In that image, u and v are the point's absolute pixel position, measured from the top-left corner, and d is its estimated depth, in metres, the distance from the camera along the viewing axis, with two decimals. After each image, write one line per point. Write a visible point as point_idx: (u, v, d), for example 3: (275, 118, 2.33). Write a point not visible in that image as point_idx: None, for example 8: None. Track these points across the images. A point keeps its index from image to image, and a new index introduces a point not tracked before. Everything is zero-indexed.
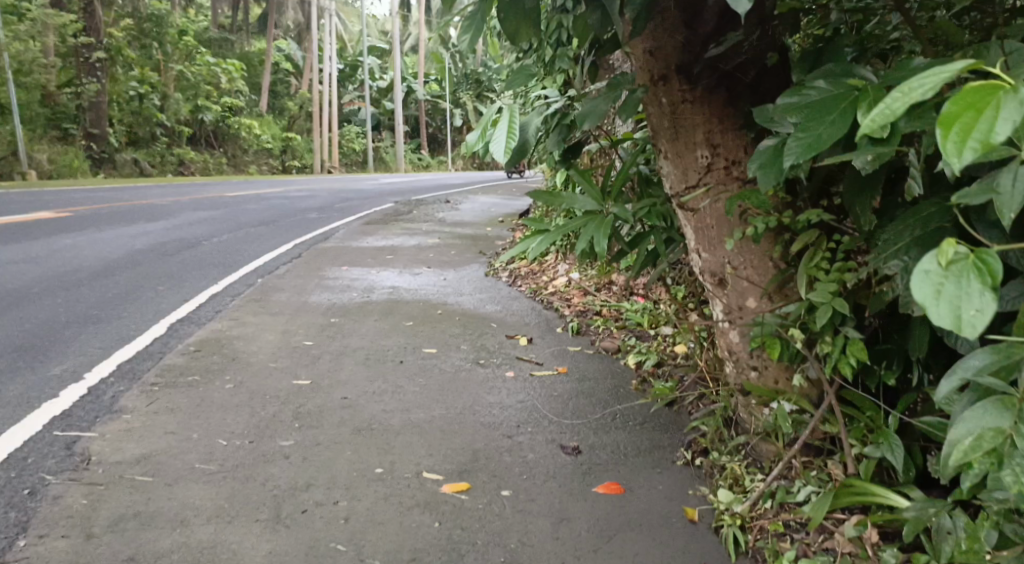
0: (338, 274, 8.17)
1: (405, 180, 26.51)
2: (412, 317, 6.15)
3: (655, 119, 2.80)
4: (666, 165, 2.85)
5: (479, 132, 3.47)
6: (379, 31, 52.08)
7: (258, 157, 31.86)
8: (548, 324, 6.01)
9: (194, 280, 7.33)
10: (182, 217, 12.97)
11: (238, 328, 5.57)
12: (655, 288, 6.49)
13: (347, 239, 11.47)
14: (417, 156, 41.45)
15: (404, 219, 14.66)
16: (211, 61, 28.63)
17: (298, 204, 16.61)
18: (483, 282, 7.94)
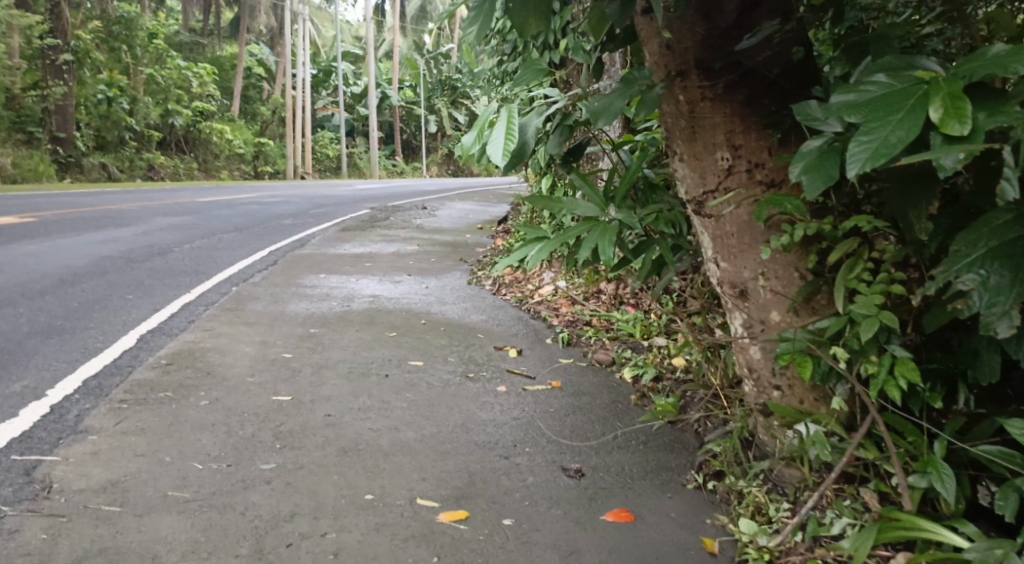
0: (315, 282, 7.89)
1: (380, 186, 26.19)
2: (395, 327, 5.90)
3: (672, 118, 2.62)
4: (683, 168, 2.67)
5: (476, 133, 3.29)
6: (353, 38, 51.71)
7: (230, 163, 31.34)
8: (537, 334, 5.79)
9: (165, 288, 7.02)
10: (152, 223, 12.58)
11: (212, 340, 5.28)
12: (645, 298, 6.31)
13: (323, 247, 11.17)
14: (392, 163, 41.09)
15: (380, 226, 14.38)
16: (182, 64, 28.08)
17: (271, 210, 16.26)
18: (466, 290, 7.72)
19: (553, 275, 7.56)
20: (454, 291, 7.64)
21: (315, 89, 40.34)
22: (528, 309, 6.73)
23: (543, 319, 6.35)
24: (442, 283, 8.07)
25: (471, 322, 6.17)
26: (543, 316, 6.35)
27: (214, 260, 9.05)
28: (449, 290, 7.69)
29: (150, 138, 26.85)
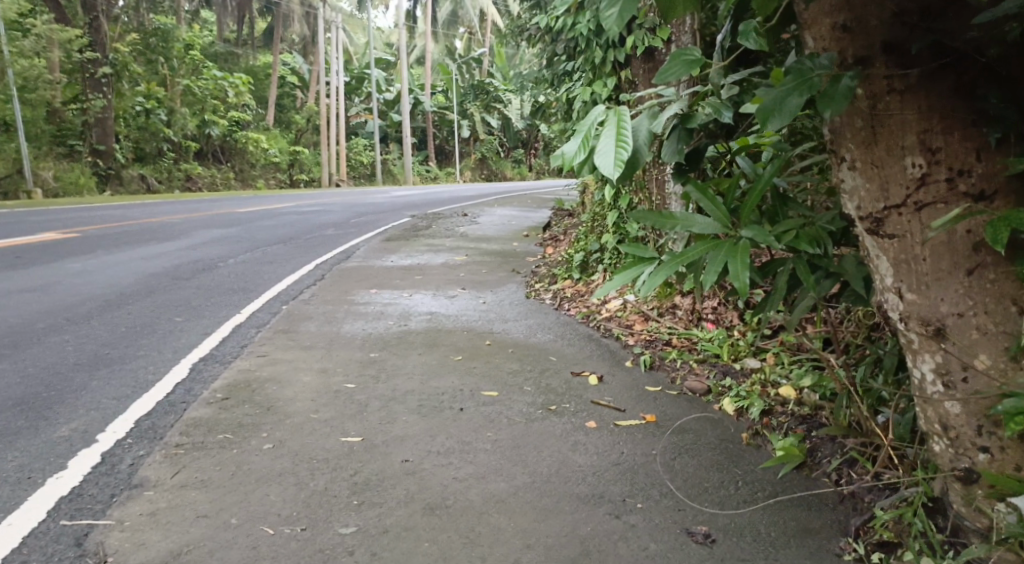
0: (368, 299, 7.52)
1: (417, 193, 25.84)
2: (462, 350, 5.46)
3: (845, 118, 2.23)
4: (853, 177, 2.27)
5: (581, 141, 2.84)
6: (384, 46, 51.82)
7: (266, 172, 31.31)
8: (615, 356, 5.30)
9: (214, 308, 6.68)
10: (194, 236, 12.33)
11: (268, 368, 4.90)
12: (728, 314, 5.80)
13: (369, 258, 10.79)
14: (425, 169, 40.82)
15: (424, 234, 13.98)
16: (218, 75, 27.62)
17: (313, 219, 15.99)
18: (525, 305, 7.25)
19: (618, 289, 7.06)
20: (513, 306, 7.17)
21: (349, 97, 40.23)
22: (598, 325, 6.23)
23: (617, 336, 5.84)
24: (499, 297, 7.61)
25: (540, 342, 5.72)
26: (617, 334, 5.84)
27: (261, 276, 8.71)
28: (508, 305, 7.24)
29: (187, 149, 26.84)
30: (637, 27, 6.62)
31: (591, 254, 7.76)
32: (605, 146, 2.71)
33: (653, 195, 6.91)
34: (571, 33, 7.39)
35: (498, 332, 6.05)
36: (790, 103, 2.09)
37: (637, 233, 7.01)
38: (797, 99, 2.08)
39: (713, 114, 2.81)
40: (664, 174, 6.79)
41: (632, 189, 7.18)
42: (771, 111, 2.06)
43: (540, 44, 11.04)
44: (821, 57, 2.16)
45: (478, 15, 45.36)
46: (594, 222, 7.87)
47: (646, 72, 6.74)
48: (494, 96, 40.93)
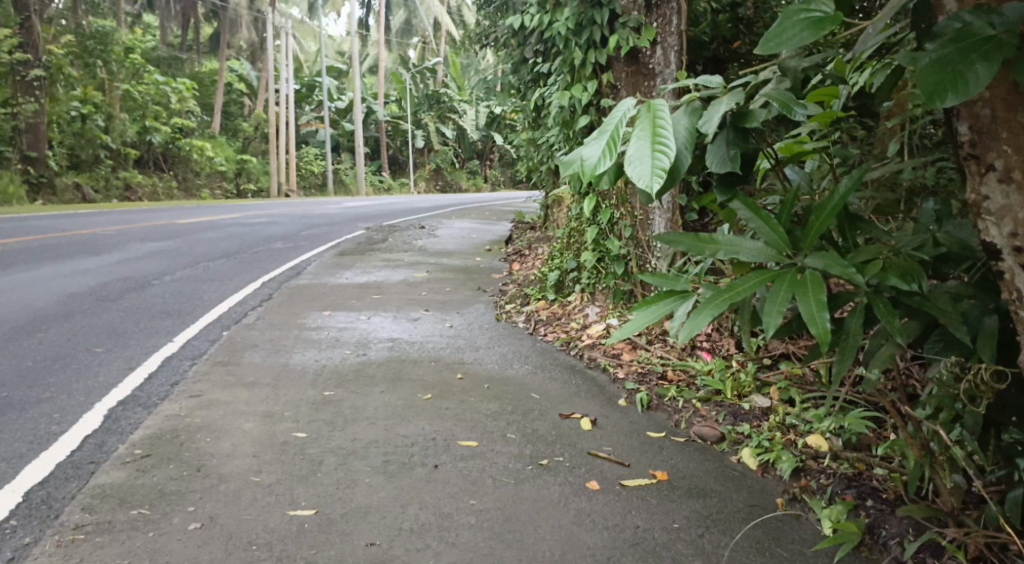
0: (321, 324, 6.83)
1: (369, 204, 25.00)
2: (430, 388, 4.79)
3: (1006, 115, 1.89)
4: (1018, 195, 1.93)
5: (605, 146, 2.24)
6: (335, 55, 50.78)
7: (211, 181, 30.10)
8: (606, 394, 4.68)
9: (143, 336, 5.87)
10: (128, 250, 11.37)
11: (204, 413, 4.17)
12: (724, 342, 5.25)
13: (322, 275, 10.05)
14: (378, 180, 39.93)
15: (380, 249, 13.25)
16: (160, 79, 26.22)
17: (260, 232, 15.09)
18: (495, 331, 6.64)
19: (598, 314, 6.56)
20: (483, 333, 6.51)
21: (299, 105, 39.09)
22: (581, 353, 5.70)
23: (603, 365, 5.30)
24: (467, 323, 6.95)
25: (518, 377, 5.08)
26: (603, 364, 5.27)
27: (200, 296, 7.91)
28: (477, 332, 6.58)
29: (127, 155, 25.55)
30: (620, 26, 6.08)
31: (567, 273, 7.24)
32: (639, 147, 2.12)
33: (636, 210, 6.47)
34: (549, 33, 6.80)
35: (469, 365, 5.39)
36: (971, 74, 1.65)
37: (619, 250, 6.55)
38: (982, 68, 1.65)
39: (773, 107, 2.28)
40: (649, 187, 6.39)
41: (612, 203, 6.70)
42: (945, 87, 1.63)
43: (505, 49, 10.43)
44: (1000, 14, 1.73)
45: (432, 24, 44.66)
46: (569, 237, 7.26)
47: (629, 76, 6.17)
48: (449, 107, 40.24)
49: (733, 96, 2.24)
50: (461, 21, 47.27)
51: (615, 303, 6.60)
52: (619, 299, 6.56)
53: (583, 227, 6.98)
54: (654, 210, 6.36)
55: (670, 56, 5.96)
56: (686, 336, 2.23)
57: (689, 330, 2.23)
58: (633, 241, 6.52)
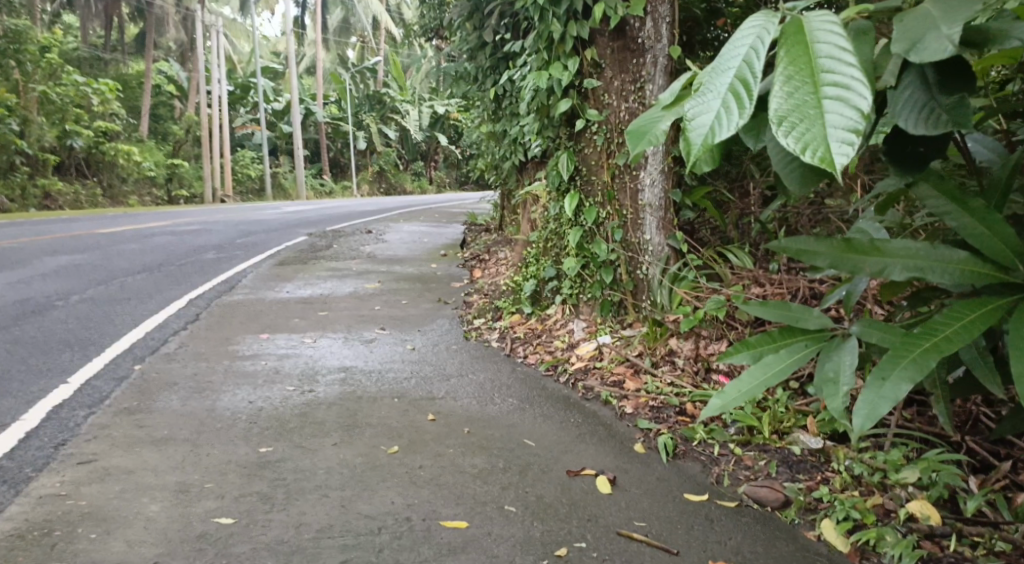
0: (257, 351, 5.82)
1: (308, 209, 23.71)
2: (395, 437, 3.85)
3: None
4: None
5: (737, 96, 1.38)
6: (271, 56, 49.02)
7: (139, 188, 28.31)
8: (615, 436, 3.81)
9: (30, 381, 4.78)
10: (35, 266, 10.10)
11: (95, 493, 3.16)
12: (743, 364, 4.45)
13: (259, 290, 8.98)
14: (319, 183, 38.44)
15: (325, 257, 12.18)
16: (80, 80, 23.93)
17: (190, 241, 13.83)
18: (465, 354, 5.72)
19: (584, 330, 5.75)
20: (451, 358, 5.58)
21: (233, 107, 37.31)
22: (572, 381, 4.81)
23: (602, 395, 4.43)
24: (432, 346, 6.01)
25: (501, 417, 4.18)
26: (604, 396, 4.36)
27: (114, 322, 6.80)
28: (443, 356, 5.64)
29: (45, 162, 23.73)
30: None
31: (545, 282, 6.37)
32: (791, 97, 1.33)
33: (625, 208, 5.69)
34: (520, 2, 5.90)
35: (440, 404, 4.45)
36: None
37: (607, 255, 5.75)
38: None
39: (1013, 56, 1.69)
40: (638, 182, 5.60)
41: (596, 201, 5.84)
42: None
43: (458, 37, 9.48)
44: None
45: (370, 23, 43.22)
46: (545, 242, 6.39)
47: (615, 51, 5.42)
48: (391, 107, 38.95)
49: (951, 13, 1.60)
50: (400, 19, 45.85)
51: (602, 314, 5.83)
52: (607, 311, 5.79)
53: (563, 229, 6.07)
54: (645, 207, 5.59)
55: (662, 27, 5.24)
56: (865, 421, 1.73)
57: (871, 410, 1.73)
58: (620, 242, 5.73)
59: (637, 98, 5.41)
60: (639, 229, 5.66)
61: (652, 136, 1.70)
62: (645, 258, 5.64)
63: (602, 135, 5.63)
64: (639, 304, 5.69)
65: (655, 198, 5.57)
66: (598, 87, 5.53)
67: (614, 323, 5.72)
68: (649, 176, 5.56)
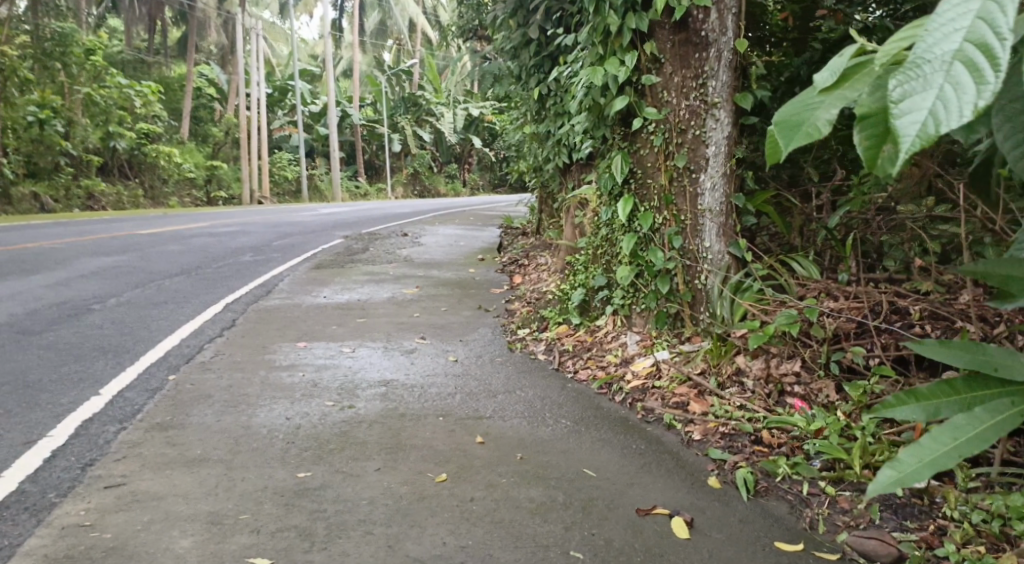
0: (294, 361, 5.56)
1: (343, 211, 23.59)
2: (443, 463, 3.53)
3: None
4: None
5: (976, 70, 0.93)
6: (309, 59, 49.29)
7: (179, 189, 28.53)
8: (683, 466, 3.45)
9: (60, 392, 4.55)
10: (73, 268, 9.99)
11: (120, 524, 2.89)
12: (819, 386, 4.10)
13: (296, 294, 8.75)
14: (354, 184, 38.47)
15: (362, 260, 11.96)
16: (123, 82, 24.10)
17: (227, 243, 13.70)
18: (511, 368, 5.39)
19: (638, 343, 5.37)
20: (496, 372, 5.24)
21: (271, 109, 37.49)
22: (629, 401, 4.45)
23: (664, 419, 4.07)
24: (476, 358, 5.69)
25: (555, 442, 3.83)
26: (668, 420, 3.99)
27: (148, 328, 6.58)
28: (489, 370, 5.30)
29: (88, 163, 23.93)
30: None
31: (594, 292, 6.01)
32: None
33: (683, 212, 5.32)
34: None
35: (488, 425, 4.12)
36: None
37: (663, 264, 5.34)
38: None
39: None
40: (698, 185, 5.25)
41: (652, 205, 5.46)
42: None
43: (501, 36, 9.19)
44: None
45: (407, 25, 43.18)
46: (594, 248, 6.03)
47: (676, 45, 5.08)
48: (426, 109, 38.85)
49: None
50: (436, 22, 45.75)
51: (657, 327, 5.46)
52: (663, 323, 5.42)
53: (615, 236, 5.71)
54: (705, 212, 5.25)
55: (727, 19, 4.97)
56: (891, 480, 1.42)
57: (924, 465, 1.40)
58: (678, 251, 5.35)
59: (699, 95, 5.11)
60: (698, 236, 5.30)
61: (810, 127, 1.16)
62: (705, 267, 5.28)
63: (660, 136, 5.29)
64: (698, 316, 5.32)
65: (716, 203, 5.22)
66: (657, 84, 5.21)
67: (671, 336, 5.35)
68: (710, 179, 5.22)
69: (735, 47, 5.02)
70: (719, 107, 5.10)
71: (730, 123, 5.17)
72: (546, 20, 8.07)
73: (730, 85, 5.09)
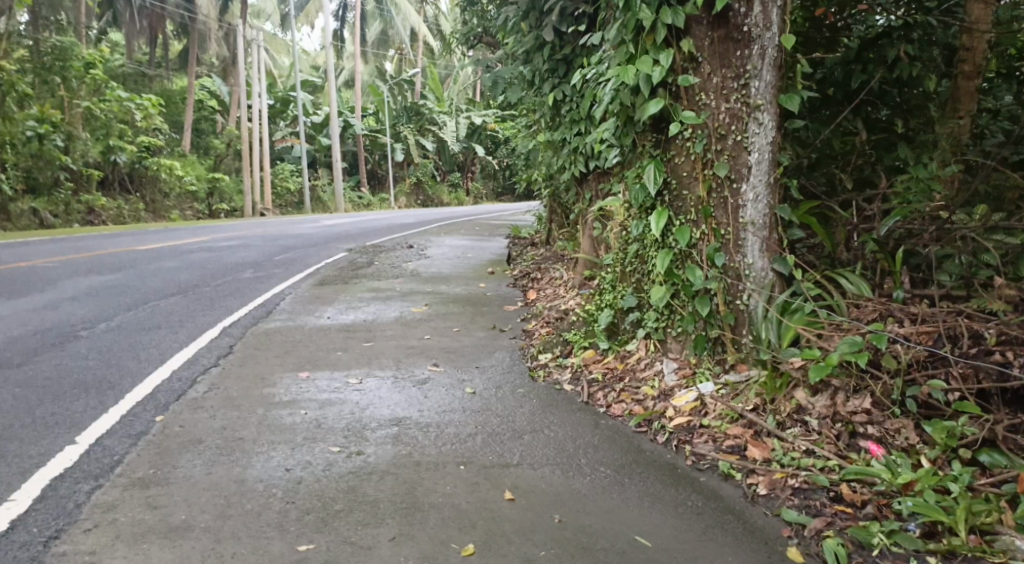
0: (295, 396, 5.06)
1: (346, 221, 23.04)
2: (469, 530, 3.04)
3: None
4: None
5: None
6: (310, 70, 48.91)
7: (181, 203, 28.13)
8: (750, 531, 2.97)
9: (32, 440, 4.06)
10: (63, 288, 9.49)
11: None
12: (894, 424, 3.63)
13: (298, 315, 8.26)
14: (357, 195, 38.02)
15: (367, 275, 11.46)
16: (124, 95, 23.62)
17: (227, 258, 13.22)
18: (534, 401, 4.86)
19: (675, 372, 4.85)
20: (519, 408, 4.71)
21: (273, 120, 37.07)
22: (674, 443, 3.91)
23: (719, 465, 3.55)
24: (495, 389, 5.17)
25: (597, 498, 3.32)
26: (725, 469, 3.46)
27: (137, 357, 6.08)
28: (511, 405, 4.78)
29: (88, 177, 23.51)
30: None
31: (623, 313, 5.49)
32: None
33: (724, 226, 4.85)
34: None
35: (517, 475, 3.60)
36: None
37: (704, 284, 4.83)
38: None
39: None
40: (740, 197, 4.81)
41: (688, 219, 4.95)
42: None
43: (512, 39, 8.70)
44: None
45: (408, 34, 42.72)
46: (621, 265, 5.51)
47: (716, 42, 4.62)
48: (429, 118, 38.37)
49: None
50: (438, 30, 45.25)
51: (695, 352, 4.94)
52: (702, 348, 4.90)
53: (646, 253, 5.18)
54: (747, 226, 4.82)
55: (771, 12, 4.54)
56: None
57: None
58: (718, 269, 4.87)
59: (740, 97, 4.65)
60: (740, 252, 4.85)
61: None
62: (747, 286, 4.83)
63: (700, 142, 4.78)
64: (739, 340, 4.82)
65: (759, 216, 4.81)
66: (695, 86, 4.71)
67: (711, 363, 4.84)
68: (753, 190, 4.79)
69: (780, 44, 4.60)
70: (762, 110, 4.67)
71: (774, 128, 4.75)
72: (560, 21, 7.59)
73: (775, 86, 4.67)
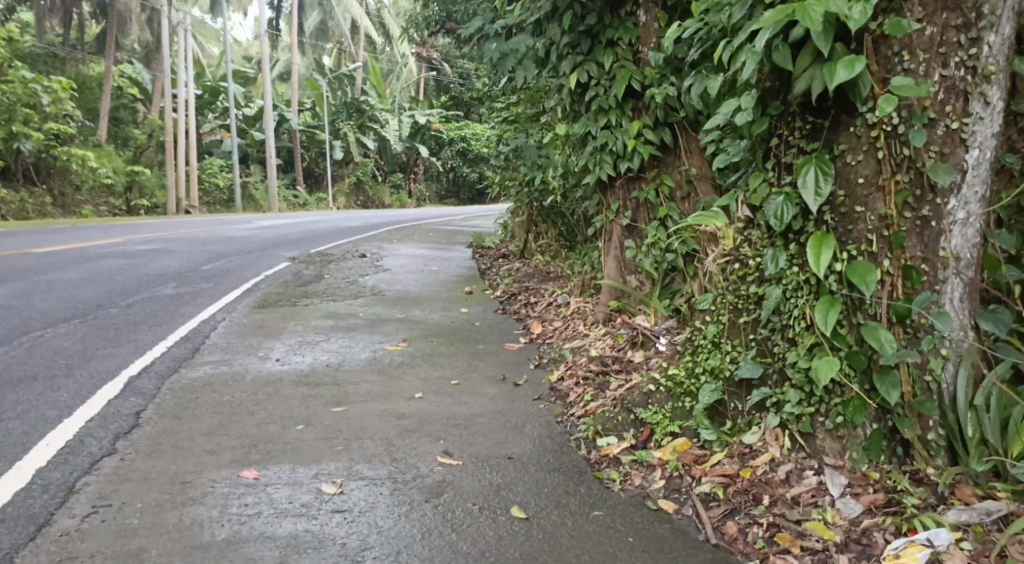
0: (238, 528, 3.13)
1: (285, 223, 20.85)
2: None
3: None
4: None
5: None
6: (242, 60, 46.01)
7: (95, 197, 25.31)
8: None
9: None
10: None
11: None
12: None
13: (237, 355, 6.25)
14: (292, 193, 35.48)
15: (319, 294, 9.46)
16: (31, 76, 20.57)
17: (145, 266, 11.01)
18: (631, 544, 3.02)
19: (847, 494, 3.13)
20: None
21: (202, 112, 34.27)
22: None
23: None
24: (556, 509, 3.33)
25: None
26: None
27: None
28: (596, 554, 2.94)
29: None
30: None
31: (735, 386, 3.73)
32: None
33: (919, 263, 3.14)
34: None
35: None
36: None
37: (894, 352, 3.06)
38: None
39: None
40: (946, 217, 3.10)
41: (862, 251, 3.20)
42: None
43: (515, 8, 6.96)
44: None
45: (350, 27, 40.24)
46: (735, 314, 3.75)
47: None
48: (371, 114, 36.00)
49: None
50: (381, 24, 42.80)
51: (869, 461, 3.19)
52: (879, 452, 3.18)
53: (786, 301, 3.40)
54: (951, 262, 3.11)
55: None
56: None
57: None
58: (905, 327, 3.16)
59: (962, 58, 2.99)
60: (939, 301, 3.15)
61: None
62: (945, 353, 3.13)
63: (902, 130, 3.07)
64: (931, 439, 3.13)
65: (970, 246, 3.11)
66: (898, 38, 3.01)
67: (900, 479, 3.11)
68: (966, 206, 3.08)
69: None
70: (994, 80, 3.00)
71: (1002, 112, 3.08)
72: None
73: (1012, 45, 3.02)
